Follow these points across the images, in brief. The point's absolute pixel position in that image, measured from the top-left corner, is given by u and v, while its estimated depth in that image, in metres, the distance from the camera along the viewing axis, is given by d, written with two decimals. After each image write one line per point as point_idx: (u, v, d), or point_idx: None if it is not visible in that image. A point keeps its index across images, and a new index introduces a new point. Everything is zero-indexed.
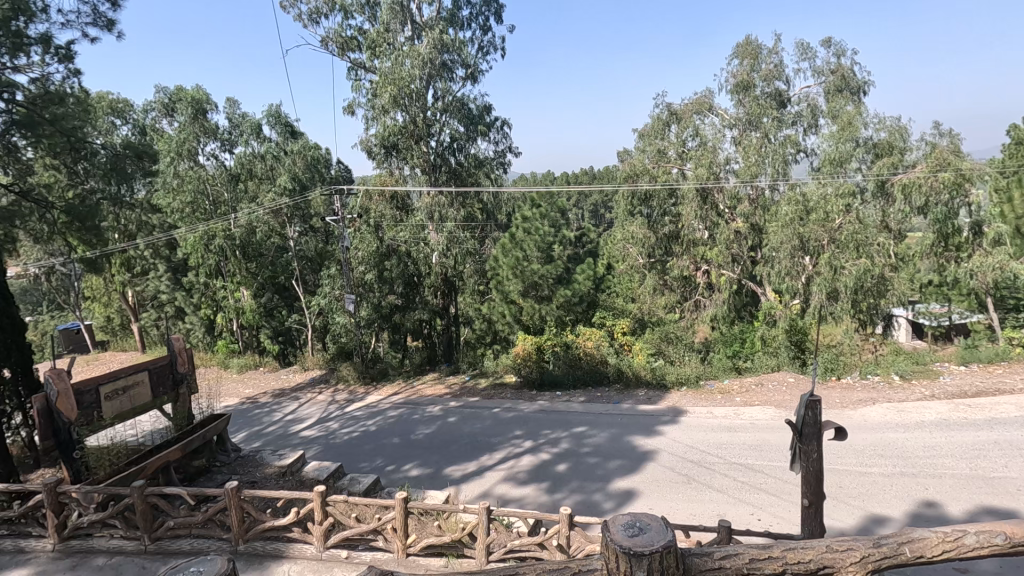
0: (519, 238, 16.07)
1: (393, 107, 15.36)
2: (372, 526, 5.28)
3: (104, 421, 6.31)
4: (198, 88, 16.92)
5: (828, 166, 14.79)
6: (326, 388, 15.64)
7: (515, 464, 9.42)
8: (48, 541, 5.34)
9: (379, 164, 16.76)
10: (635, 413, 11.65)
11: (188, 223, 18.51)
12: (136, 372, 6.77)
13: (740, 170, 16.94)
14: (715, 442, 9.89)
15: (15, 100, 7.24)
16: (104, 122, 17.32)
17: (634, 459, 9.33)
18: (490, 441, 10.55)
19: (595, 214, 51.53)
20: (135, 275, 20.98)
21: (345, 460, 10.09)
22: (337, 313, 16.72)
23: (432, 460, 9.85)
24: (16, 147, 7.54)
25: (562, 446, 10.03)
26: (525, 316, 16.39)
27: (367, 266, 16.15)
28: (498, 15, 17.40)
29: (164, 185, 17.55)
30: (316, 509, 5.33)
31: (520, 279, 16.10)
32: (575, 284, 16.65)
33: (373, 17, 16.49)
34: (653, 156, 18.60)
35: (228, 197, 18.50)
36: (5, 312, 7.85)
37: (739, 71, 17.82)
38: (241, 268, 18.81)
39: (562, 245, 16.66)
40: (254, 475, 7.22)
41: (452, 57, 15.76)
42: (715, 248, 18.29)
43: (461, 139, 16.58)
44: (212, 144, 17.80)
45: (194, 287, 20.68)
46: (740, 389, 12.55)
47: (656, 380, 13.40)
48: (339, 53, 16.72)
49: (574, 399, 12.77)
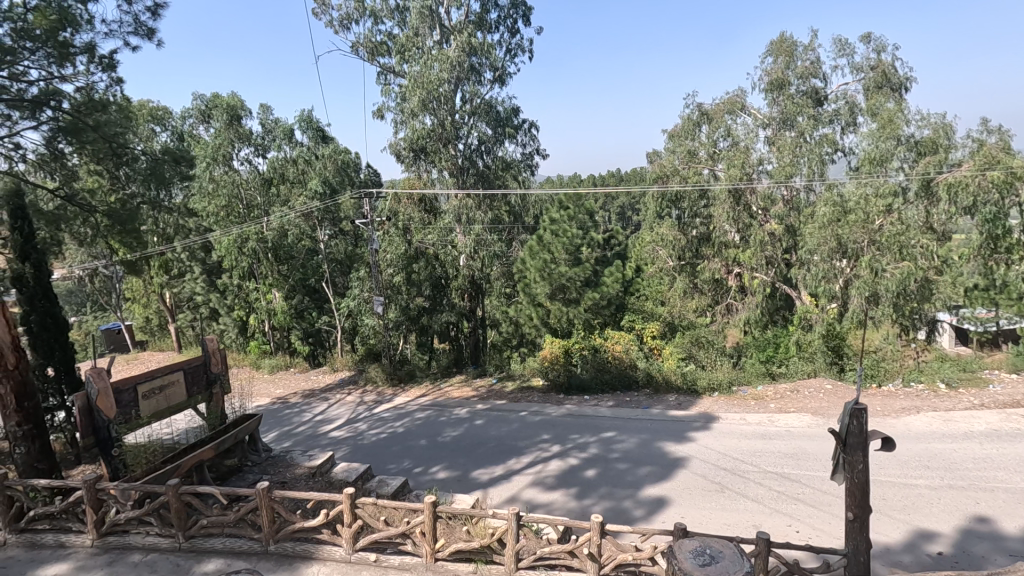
0: (547, 241, 16.01)
1: (421, 111, 15.46)
2: (401, 530, 5.25)
3: (140, 420, 6.44)
4: (233, 95, 17.33)
5: (868, 165, 14.19)
6: (355, 389, 15.79)
7: (543, 468, 9.30)
8: (87, 537, 5.45)
9: (407, 167, 16.88)
10: (666, 418, 11.41)
11: (222, 226, 18.95)
12: (171, 372, 6.90)
13: (774, 170, 16.49)
14: (749, 449, 9.60)
15: (61, 108, 7.43)
16: (145, 130, 17.89)
17: (665, 466, 9.11)
18: (517, 445, 10.46)
19: (622, 216, 51.15)
20: (172, 277, 21.62)
21: (373, 461, 10.12)
22: (366, 315, 16.88)
23: (459, 463, 9.81)
24: (61, 154, 7.73)
25: (591, 451, 9.87)
26: (552, 319, 16.25)
27: (395, 268, 16.19)
28: (526, 17, 17.37)
29: (200, 189, 18.02)
30: (346, 511, 5.32)
31: (547, 282, 15.95)
32: (603, 287, 16.46)
33: (402, 22, 16.63)
34: (683, 156, 18.23)
35: (261, 201, 19.12)
36: (50, 312, 8.15)
37: (773, 68, 17.39)
38: (273, 270, 19.13)
39: (590, 248, 16.52)
40: (285, 475, 7.28)
41: (480, 60, 15.82)
42: (747, 250, 17.86)
43: (488, 142, 16.62)
44: (246, 149, 18.20)
45: (228, 289, 21.16)
46: (775, 395, 12.17)
47: (687, 385, 13.10)
48: (368, 57, 16.90)
49: (602, 403, 12.59)
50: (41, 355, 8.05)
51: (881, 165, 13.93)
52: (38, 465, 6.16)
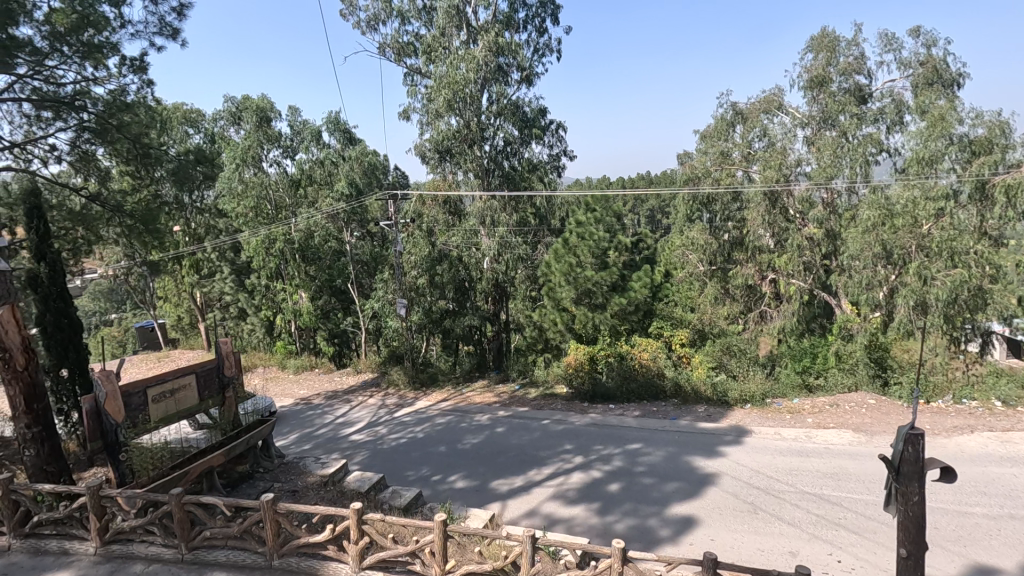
0: (573, 244, 15.56)
1: (447, 111, 15.25)
2: (409, 549, 4.93)
3: (150, 424, 6.34)
4: (262, 96, 17.44)
5: (916, 166, 13.35)
6: (377, 391, 15.65)
7: (565, 481, 8.90)
8: (90, 544, 5.31)
9: (432, 169, 16.67)
10: (695, 431, 10.86)
11: (251, 227, 19.10)
12: (182, 375, 6.80)
13: (813, 172, 15.70)
14: (785, 467, 9.01)
15: (90, 108, 7.38)
16: (178, 132, 18.24)
17: (694, 483, 8.60)
18: (539, 455, 10.08)
19: (651, 220, 50.30)
20: (202, 277, 21.91)
21: (391, 468, 9.88)
22: (389, 317, 16.78)
23: (478, 472, 9.48)
24: (92, 156, 7.81)
25: (615, 464, 9.43)
26: (577, 324, 15.80)
27: (419, 270, 16.06)
28: (555, 16, 17.01)
29: (229, 190, 18.16)
30: (352, 527, 5.04)
31: (573, 286, 15.51)
32: (631, 293, 15.94)
33: (429, 22, 16.46)
34: (715, 157, 17.88)
35: (289, 202, 19.21)
36: (63, 311, 8.16)
37: (813, 65, 16.61)
38: (300, 271, 19.15)
39: (617, 251, 16.07)
40: (296, 484, 7.07)
41: (508, 60, 15.54)
42: (783, 255, 17.11)
43: (515, 143, 16.29)
44: (275, 150, 18.31)
45: (255, 289, 21.36)
46: (812, 409, 11.49)
47: (718, 396, 12.48)
48: (395, 58, 16.79)
49: (628, 413, 12.10)
50: (54, 356, 8.07)
51: (931, 166, 13.09)
52: (46, 467, 6.16)
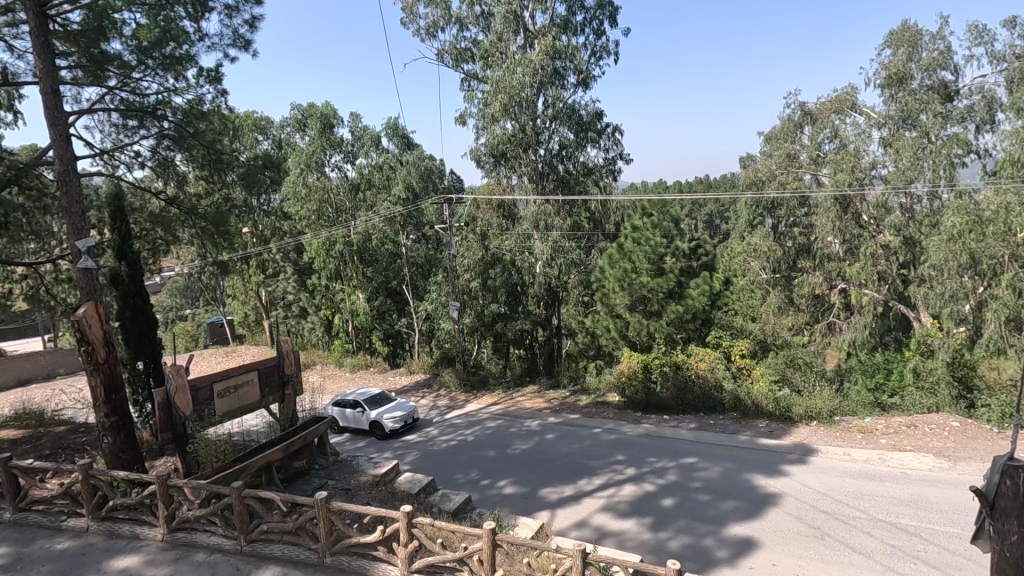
0: (628, 249, 15.29)
1: (503, 116, 15.26)
2: (457, 555, 4.87)
3: (215, 418, 6.65)
4: (326, 104, 18.08)
5: (1009, 168, 12.21)
6: (429, 392, 15.85)
7: (616, 493, 8.66)
8: (158, 531, 5.58)
9: (487, 173, 16.75)
10: (755, 447, 10.34)
11: (313, 229, 19.81)
12: (246, 372, 7.09)
13: (890, 175, 14.69)
14: (855, 491, 8.41)
15: (171, 117, 7.87)
16: (249, 139, 19.20)
17: (754, 502, 8.17)
18: (589, 464, 9.87)
19: (709, 225, 48.81)
20: (267, 276, 22.93)
21: (440, 470, 9.94)
22: (442, 319, 16.99)
23: (527, 479, 9.38)
24: (171, 161, 8.31)
25: (669, 478, 9.10)
26: (631, 332, 15.38)
27: (472, 274, 16.41)
28: (613, 18, 16.77)
29: (294, 193, 18.93)
30: (402, 530, 5.05)
31: (627, 293, 15.10)
32: (688, 300, 15.32)
33: (487, 28, 16.58)
34: (781, 160, 17.33)
35: (349, 205, 19.77)
36: (141, 309, 8.63)
37: (892, 62, 15.55)
38: (358, 272, 19.68)
39: (675, 257, 15.58)
40: (349, 482, 7.21)
41: (564, 64, 15.40)
42: (855, 264, 16.07)
43: (570, 147, 16.11)
44: (336, 156, 18.96)
45: (316, 289, 22.14)
46: (886, 430, 10.70)
47: (780, 412, 11.84)
48: (453, 64, 17.02)
49: (683, 425, 11.68)
50: (132, 350, 8.57)
51: None
52: (122, 455, 6.58)
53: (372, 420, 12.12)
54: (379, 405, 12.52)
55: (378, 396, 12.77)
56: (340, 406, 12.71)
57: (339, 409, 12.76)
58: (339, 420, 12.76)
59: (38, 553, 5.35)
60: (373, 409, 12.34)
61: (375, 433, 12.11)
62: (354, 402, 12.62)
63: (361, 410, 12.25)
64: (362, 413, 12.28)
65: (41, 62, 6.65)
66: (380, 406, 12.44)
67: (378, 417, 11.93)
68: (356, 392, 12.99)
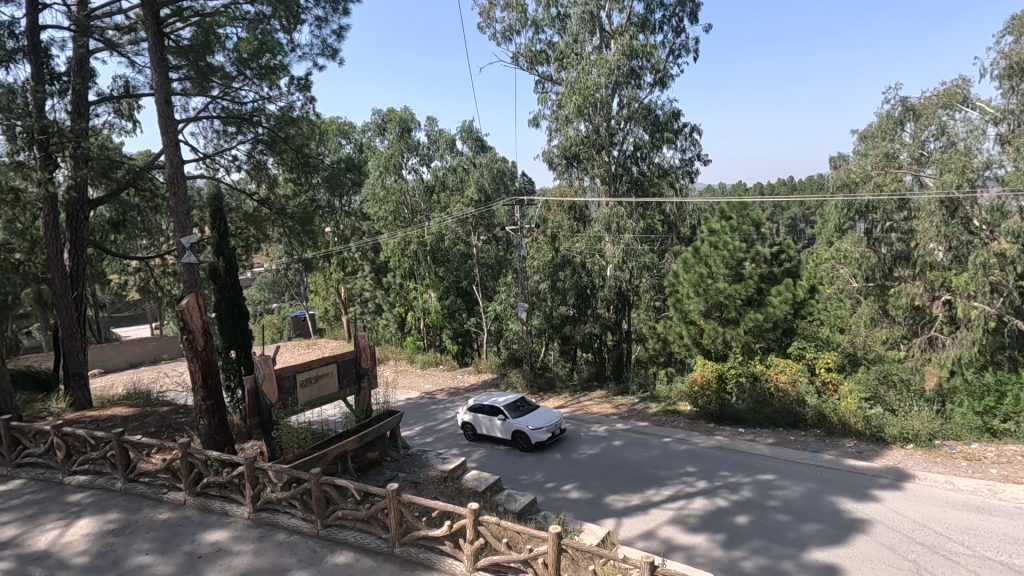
0: (704, 253, 14.67)
1: (577, 117, 15.13)
2: (522, 556, 4.85)
3: (297, 406, 7.05)
4: (405, 109, 18.75)
5: None
6: (496, 392, 16.02)
7: (686, 505, 8.35)
8: (245, 510, 5.97)
9: (559, 174, 16.70)
10: (840, 468, 9.63)
11: (389, 230, 20.55)
12: (325, 364, 7.47)
13: (1008, 176, 13.23)
14: (958, 524, 7.62)
15: (266, 123, 8.43)
16: (333, 143, 20.24)
17: (838, 527, 7.60)
18: (658, 474, 9.58)
19: (792, 228, 46.07)
20: (347, 274, 24.04)
21: (506, 470, 10.00)
22: (511, 320, 17.11)
23: (593, 484, 9.24)
24: (263, 165, 8.91)
25: (743, 494, 8.66)
26: (705, 339, 14.77)
27: (542, 275, 16.18)
28: (694, 15, 16.24)
29: (373, 195, 19.75)
30: (469, 526, 5.10)
31: (703, 299, 14.52)
32: (769, 308, 14.47)
33: (563, 29, 16.55)
34: (878, 160, 16.12)
35: (424, 207, 20.36)
36: (235, 301, 9.26)
37: (1013, 50, 14.00)
38: (431, 271, 20.15)
39: (755, 262, 14.82)
40: (418, 476, 7.41)
41: (641, 63, 15.07)
42: (963, 273, 14.59)
43: (645, 148, 15.76)
44: (413, 159, 19.59)
45: (391, 287, 22.94)
46: (997, 459, 9.63)
47: (871, 432, 10.97)
48: (528, 67, 17.10)
49: (760, 439, 11.08)
50: (227, 339, 9.24)
51: None
52: (215, 436, 7.10)
53: (516, 429, 11.02)
54: (521, 412, 11.44)
55: (517, 402, 11.71)
56: (475, 411, 11.77)
57: (475, 414, 11.79)
58: (474, 425, 11.79)
59: (142, 521, 5.87)
60: (515, 416, 11.25)
61: (519, 443, 11.00)
62: (493, 407, 11.60)
63: (502, 416, 11.21)
64: (503, 420, 11.23)
65: (156, 75, 7.32)
66: (523, 414, 11.35)
67: (525, 426, 10.82)
68: (492, 397, 11.99)
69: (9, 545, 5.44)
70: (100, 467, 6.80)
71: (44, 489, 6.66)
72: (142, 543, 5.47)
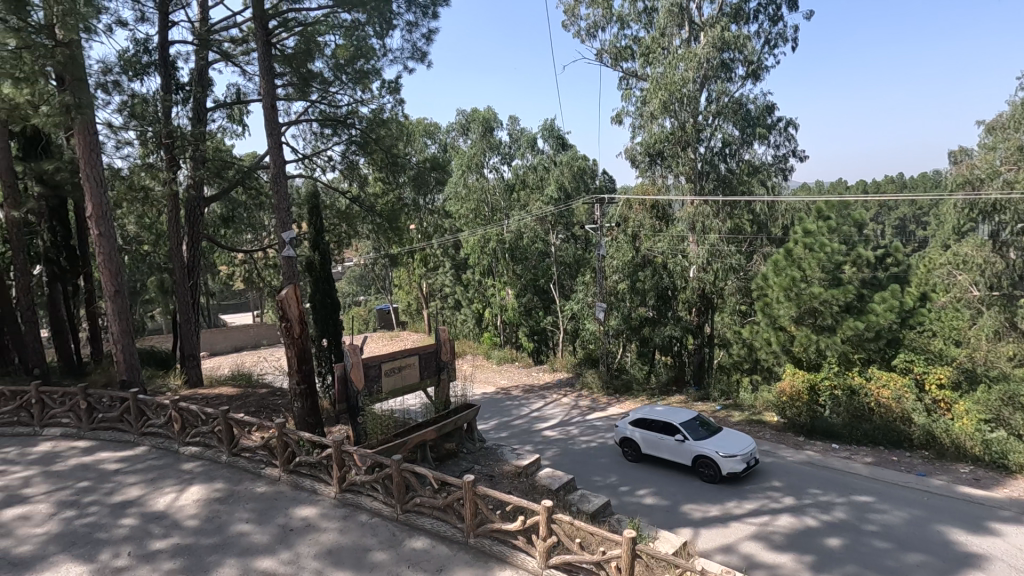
0: (797, 255, 13.77)
1: (662, 113, 14.68)
2: (595, 558, 4.81)
3: (381, 394, 7.41)
4: (489, 108, 19.09)
5: None
6: (571, 391, 15.94)
7: (770, 521, 7.90)
8: (332, 489, 6.36)
9: (642, 172, 16.32)
10: (952, 495, 8.71)
11: (470, 227, 20.98)
12: (408, 355, 7.79)
13: None
14: None
15: (359, 125, 8.90)
16: (419, 143, 20.97)
17: (948, 560, 6.88)
18: (740, 486, 9.13)
19: (900, 230, 42.18)
20: (429, 270, 24.84)
21: (580, 470, 9.94)
22: (588, 319, 16.95)
23: (669, 491, 8.97)
24: (356, 165, 9.39)
25: (836, 515, 8.06)
26: (797, 347, 13.86)
27: (621, 275, 15.94)
28: (793, 2, 15.27)
29: (456, 193, 20.28)
30: (542, 523, 5.13)
31: (794, 304, 13.67)
32: (871, 316, 13.27)
33: (649, 23, 16.14)
34: (1009, 155, 14.31)
35: (504, 205, 20.63)
36: (328, 293, 9.86)
37: None
38: (509, 269, 20.31)
39: (855, 266, 13.72)
40: (493, 470, 7.54)
41: (733, 55, 14.38)
42: None
43: (735, 144, 15.06)
44: (495, 157, 19.90)
45: (470, 283, 23.37)
46: None
47: (991, 458, 9.82)
48: (612, 63, 16.82)
49: (856, 457, 10.25)
50: (320, 328, 9.87)
51: None
52: (307, 418, 7.62)
53: (700, 454, 9.29)
54: (702, 434, 9.68)
55: (693, 421, 9.97)
56: (639, 427, 10.21)
57: (641, 431, 10.18)
58: (638, 444, 10.21)
59: (244, 493, 6.40)
60: (697, 438, 9.54)
61: (702, 470, 9.30)
62: (665, 425, 9.95)
63: (680, 438, 9.55)
64: (682, 442, 9.55)
65: (265, 83, 7.92)
66: (704, 437, 9.60)
67: (713, 452, 9.09)
68: (659, 413, 10.37)
69: (135, 504, 6.13)
70: (209, 440, 7.49)
71: (163, 457, 7.43)
72: (243, 512, 5.96)
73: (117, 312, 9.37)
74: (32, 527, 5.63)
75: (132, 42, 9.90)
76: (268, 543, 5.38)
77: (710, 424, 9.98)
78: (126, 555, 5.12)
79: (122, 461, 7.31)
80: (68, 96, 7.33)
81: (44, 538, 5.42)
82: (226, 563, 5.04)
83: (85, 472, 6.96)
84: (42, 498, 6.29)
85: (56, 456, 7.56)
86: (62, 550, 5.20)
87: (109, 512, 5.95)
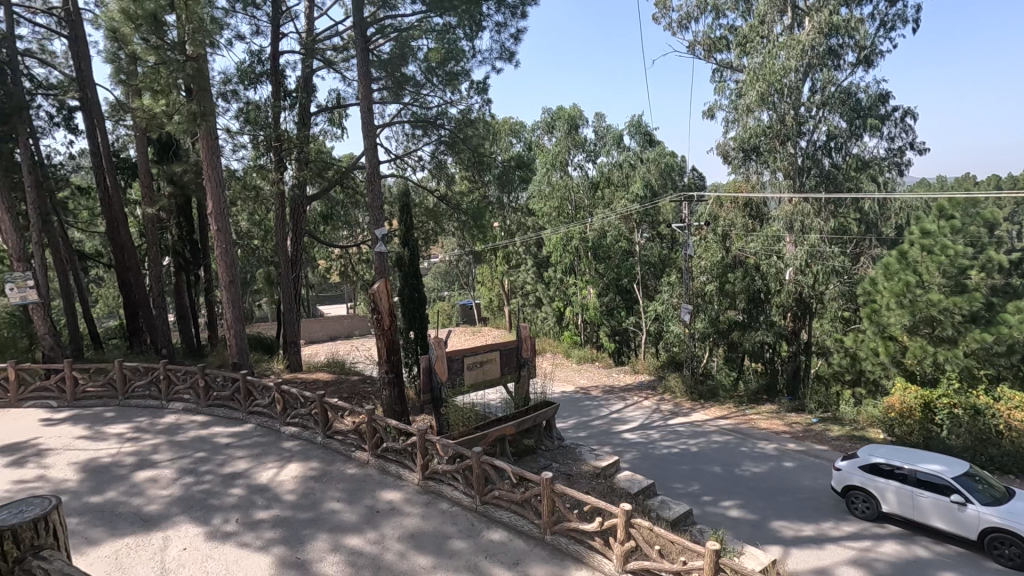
0: (912, 258, 12.55)
1: (759, 106, 13.90)
2: (676, 568, 4.66)
3: (464, 387, 7.63)
4: (575, 106, 19.02)
5: None
6: (653, 394, 15.50)
7: (872, 547, 7.26)
8: (415, 476, 6.62)
9: (735, 168, 15.57)
10: None
11: (553, 226, 20.94)
12: (490, 350, 7.96)
13: None
14: None
15: (449, 126, 9.17)
16: (505, 142, 21.27)
17: None
18: (837, 506, 8.46)
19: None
20: (511, 267, 25.12)
21: (660, 476, 9.66)
22: (672, 321, 16.40)
23: (757, 505, 8.50)
24: (444, 164, 9.70)
25: (952, 547, 7.25)
26: (909, 359, 12.61)
27: (709, 276, 15.03)
28: None
29: (540, 191, 20.37)
30: (620, 526, 5.04)
31: (908, 312, 12.44)
32: (1003, 328, 11.78)
33: (747, 11, 15.34)
34: None
35: (588, 203, 20.48)
36: (415, 288, 10.26)
37: None
38: (591, 268, 20.04)
39: (985, 271, 12.20)
40: (571, 469, 7.52)
41: (842, 41, 13.37)
42: None
43: (841, 137, 14.04)
44: (580, 155, 19.78)
45: (552, 281, 23.23)
46: None
47: None
48: (705, 55, 16.14)
49: None
50: (407, 321, 10.31)
51: None
52: (394, 406, 8.04)
53: (996, 527, 6.84)
54: (985, 495, 7.20)
55: (969, 476, 7.47)
56: (879, 476, 7.87)
57: (891, 483, 7.79)
58: (876, 498, 7.88)
59: (336, 473, 6.83)
60: (986, 502, 7.06)
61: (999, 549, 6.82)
62: (930, 479, 7.50)
63: (959, 500, 7.12)
64: (963, 506, 7.11)
65: (363, 87, 8.36)
66: (996, 501, 7.11)
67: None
68: (916, 458, 7.91)
69: (242, 475, 6.72)
70: (306, 422, 8.06)
71: (267, 434, 8.10)
72: (335, 491, 6.36)
73: (230, 300, 10.32)
74: (158, 489, 6.34)
75: (248, 54, 10.82)
76: (357, 522, 5.70)
77: (993, 480, 7.44)
78: (234, 522, 5.63)
79: (233, 436, 8.06)
80: (195, 105, 8.15)
81: (168, 500, 6.09)
82: (319, 536, 5.41)
83: (202, 444, 7.74)
84: (167, 464, 7.07)
85: (179, 427, 8.47)
86: (182, 512, 5.82)
87: (221, 481, 6.58)
